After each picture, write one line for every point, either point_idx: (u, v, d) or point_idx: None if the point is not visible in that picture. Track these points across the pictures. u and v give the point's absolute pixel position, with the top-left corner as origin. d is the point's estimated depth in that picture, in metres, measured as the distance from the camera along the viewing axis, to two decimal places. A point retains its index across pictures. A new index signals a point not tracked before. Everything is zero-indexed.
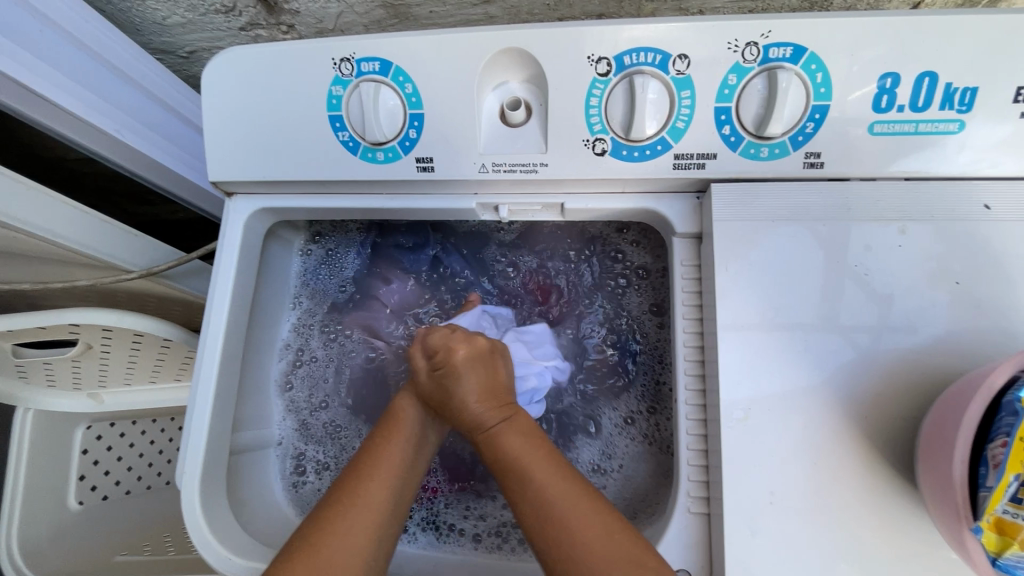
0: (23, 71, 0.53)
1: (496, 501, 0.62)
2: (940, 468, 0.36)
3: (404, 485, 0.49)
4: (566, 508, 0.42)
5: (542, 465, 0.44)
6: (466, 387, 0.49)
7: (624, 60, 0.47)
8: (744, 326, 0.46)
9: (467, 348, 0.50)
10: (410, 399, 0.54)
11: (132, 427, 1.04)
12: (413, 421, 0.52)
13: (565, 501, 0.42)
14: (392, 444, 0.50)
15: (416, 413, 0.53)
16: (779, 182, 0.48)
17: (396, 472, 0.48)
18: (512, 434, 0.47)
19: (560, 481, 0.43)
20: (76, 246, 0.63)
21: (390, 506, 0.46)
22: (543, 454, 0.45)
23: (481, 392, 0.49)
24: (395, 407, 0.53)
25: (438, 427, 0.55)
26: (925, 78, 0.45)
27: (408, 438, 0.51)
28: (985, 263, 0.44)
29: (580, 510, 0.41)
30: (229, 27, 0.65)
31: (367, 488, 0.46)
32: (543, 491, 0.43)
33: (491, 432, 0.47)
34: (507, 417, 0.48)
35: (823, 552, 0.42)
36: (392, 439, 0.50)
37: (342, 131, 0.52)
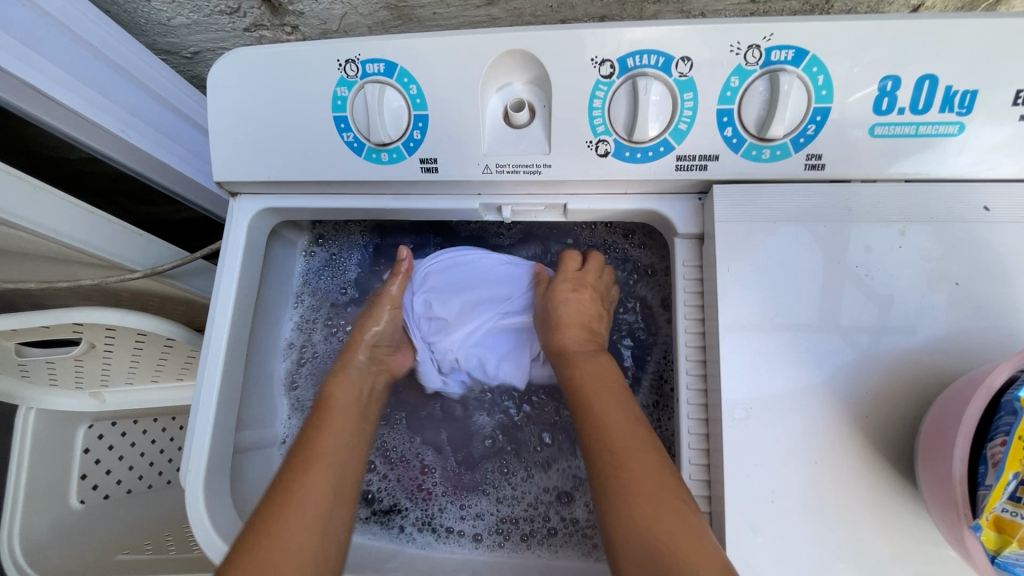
0: (27, 70, 0.54)
1: (489, 496, 0.61)
2: (941, 467, 0.37)
3: (343, 474, 0.52)
4: (625, 437, 0.48)
5: (611, 402, 0.51)
6: (571, 320, 0.58)
7: (628, 62, 0.48)
8: (745, 327, 0.46)
9: (584, 290, 0.60)
10: (339, 387, 0.58)
11: (134, 426, 1.02)
12: (343, 409, 0.57)
13: (631, 440, 0.48)
14: (326, 435, 0.54)
15: (345, 402, 0.58)
16: (780, 184, 0.48)
17: (334, 455, 0.53)
18: (591, 365, 0.55)
19: (632, 432, 0.49)
20: (81, 246, 0.63)
21: (332, 492, 0.50)
22: (615, 391, 0.52)
23: (582, 326, 0.58)
24: (324, 397, 0.58)
25: (371, 414, 0.60)
26: (926, 81, 0.46)
27: (341, 428, 0.55)
28: (985, 265, 0.45)
29: (639, 439, 0.48)
30: (233, 28, 0.65)
31: (306, 478, 0.50)
32: (609, 419, 0.50)
33: (576, 366, 0.55)
34: (591, 354, 0.56)
35: (823, 550, 0.43)
36: (325, 429, 0.54)
37: (347, 132, 0.52)
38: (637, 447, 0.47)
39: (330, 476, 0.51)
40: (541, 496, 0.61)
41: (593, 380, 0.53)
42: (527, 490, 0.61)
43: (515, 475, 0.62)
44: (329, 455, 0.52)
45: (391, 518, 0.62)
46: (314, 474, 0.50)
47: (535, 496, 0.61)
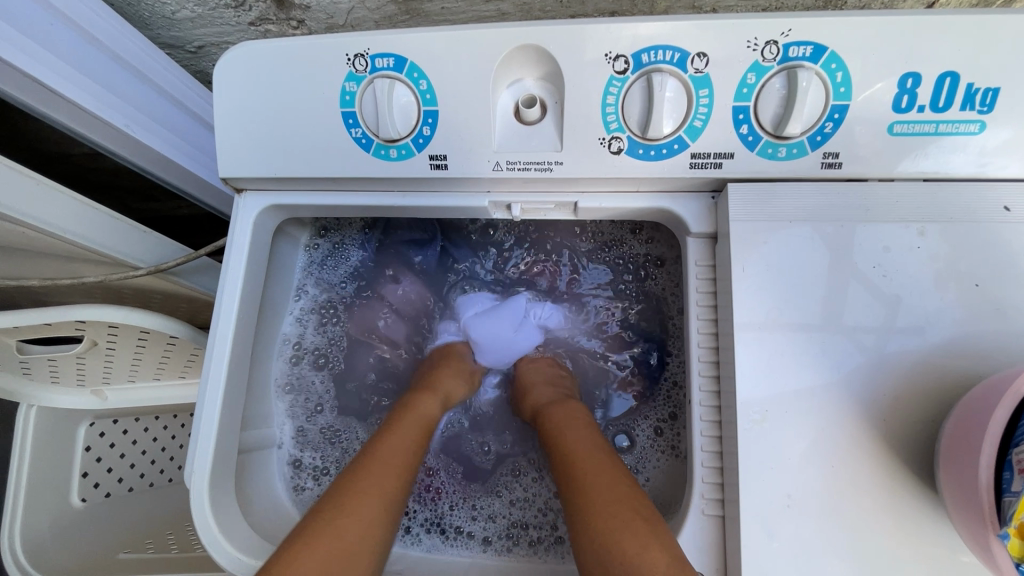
0: (32, 64, 0.53)
1: (502, 499, 0.62)
2: (963, 472, 0.36)
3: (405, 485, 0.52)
4: (589, 458, 0.51)
5: (578, 434, 0.55)
6: (542, 385, 0.64)
7: (642, 58, 0.47)
8: (760, 328, 0.45)
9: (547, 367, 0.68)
10: (424, 402, 0.60)
11: (136, 424, 1.00)
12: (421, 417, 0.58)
13: (590, 456, 0.51)
14: (401, 436, 0.55)
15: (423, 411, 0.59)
16: (796, 183, 0.48)
17: (406, 457, 0.54)
18: (560, 408, 0.59)
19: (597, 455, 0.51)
20: (85, 242, 0.63)
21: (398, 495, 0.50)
22: (586, 429, 0.56)
23: (550, 386, 0.64)
24: (407, 406, 0.59)
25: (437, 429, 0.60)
26: (946, 79, 0.45)
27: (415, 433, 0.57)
28: (1004, 266, 0.44)
29: (601, 462, 0.50)
30: (238, 22, 0.64)
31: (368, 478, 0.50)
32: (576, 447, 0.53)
33: (547, 412, 0.59)
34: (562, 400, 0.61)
35: (839, 556, 0.42)
36: (398, 430, 0.56)
37: (355, 128, 0.51)
38: (603, 467, 0.50)
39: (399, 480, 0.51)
40: (553, 502, 0.61)
41: (562, 420, 0.57)
42: (536, 494, 0.62)
43: (524, 479, 0.63)
44: (403, 457, 0.53)
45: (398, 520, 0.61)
46: (386, 473, 0.51)
47: (543, 502, 0.61)
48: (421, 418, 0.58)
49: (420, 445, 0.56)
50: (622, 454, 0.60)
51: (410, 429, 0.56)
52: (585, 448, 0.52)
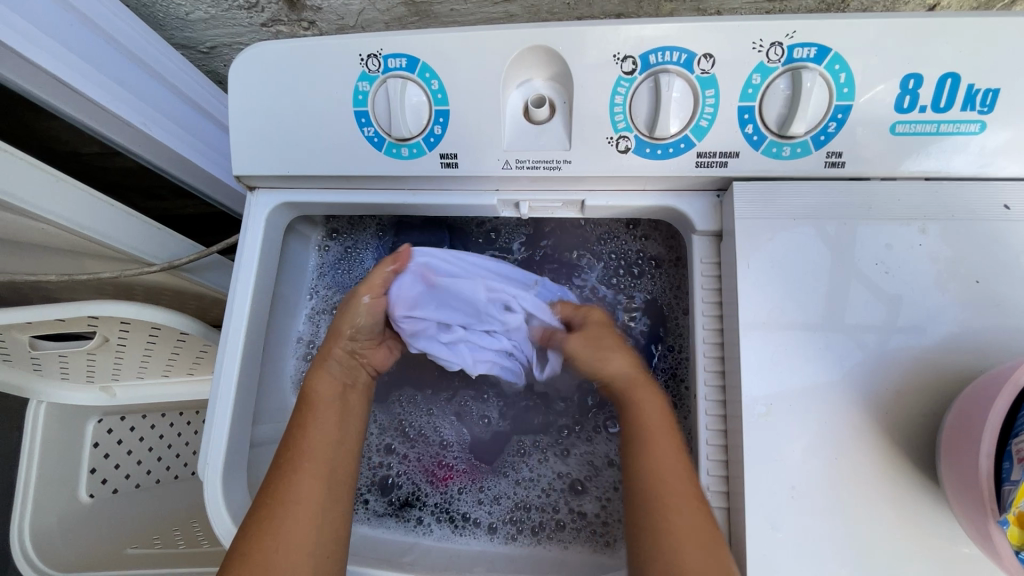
0: (51, 61, 0.54)
1: (508, 479, 0.62)
2: (963, 461, 0.37)
3: (332, 470, 0.53)
4: (670, 472, 0.48)
5: (659, 439, 0.50)
6: (608, 359, 0.56)
7: (649, 59, 0.48)
8: (765, 324, 0.46)
9: (595, 329, 0.59)
10: (320, 381, 0.57)
11: (143, 421, 1.01)
12: (329, 403, 0.56)
13: (668, 470, 0.48)
14: (312, 433, 0.54)
15: (329, 395, 0.57)
16: (800, 182, 0.49)
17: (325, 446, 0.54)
18: (643, 395, 0.54)
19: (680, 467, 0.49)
20: (100, 238, 0.64)
21: (319, 492, 0.51)
22: (664, 425, 0.51)
23: (617, 361, 0.56)
24: (307, 392, 0.57)
25: (357, 402, 0.59)
26: (947, 80, 0.46)
27: (324, 421, 0.55)
28: (1003, 263, 0.45)
29: (678, 475, 0.48)
30: (251, 23, 0.65)
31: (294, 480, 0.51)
32: (655, 457, 0.49)
33: (636, 405, 0.53)
34: (640, 384, 0.54)
35: (843, 547, 0.43)
36: (310, 425, 0.55)
37: (368, 127, 0.52)
38: (680, 484, 0.48)
39: (314, 479, 0.52)
40: (555, 482, 0.61)
41: (641, 418, 0.52)
42: (541, 474, 0.62)
43: (529, 459, 0.63)
44: (314, 456, 0.53)
45: (408, 511, 0.62)
46: (301, 478, 0.51)
47: (551, 483, 0.61)
48: (327, 406, 0.56)
49: (334, 427, 0.56)
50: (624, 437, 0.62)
51: (320, 420, 0.55)
52: (664, 456, 0.49)
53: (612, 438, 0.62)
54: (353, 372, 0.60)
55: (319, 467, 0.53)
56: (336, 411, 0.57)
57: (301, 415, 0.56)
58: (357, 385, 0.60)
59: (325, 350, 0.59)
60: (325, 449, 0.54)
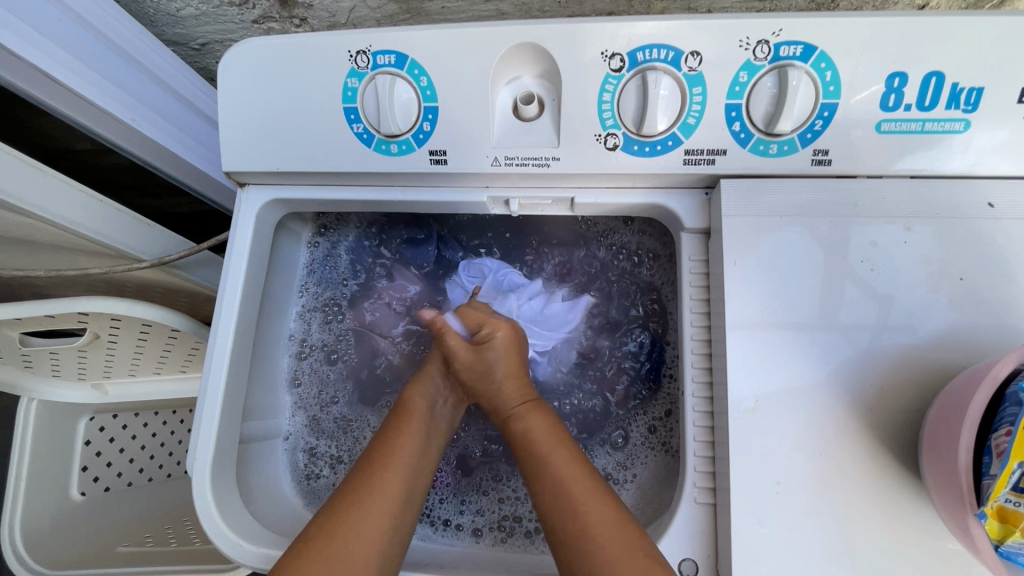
0: (39, 56, 0.54)
1: (490, 496, 0.62)
2: (946, 458, 0.37)
3: (414, 479, 0.53)
4: (582, 490, 0.48)
5: (565, 456, 0.51)
6: (497, 373, 0.57)
7: (637, 56, 0.48)
8: (751, 320, 0.47)
9: (507, 331, 0.58)
10: (417, 395, 0.58)
11: (135, 418, 1.01)
12: (423, 415, 0.57)
13: (584, 490, 0.48)
14: (406, 436, 0.54)
15: (422, 408, 0.57)
16: (787, 180, 0.49)
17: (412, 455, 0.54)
18: (534, 420, 0.54)
19: (586, 484, 0.49)
20: (89, 234, 0.64)
21: (403, 499, 0.51)
22: (564, 442, 0.53)
23: (509, 375, 0.57)
24: (403, 403, 0.57)
25: (443, 421, 0.59)
26: (932, 78, 0.46)
27: (417, 431, 0.55)
28: (987, 261, 0.45)
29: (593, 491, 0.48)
30: (242, 20, 0.65)
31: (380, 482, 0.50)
32: (565, 474, 0.49)
33: (524, 421, 0.54)
34: (534, 405, 0.56)
35: (827, 541, 0.43)
36: (405, 432, 0.55)
37: (357, 124, 0.52)
38: (593, 502, 0.48)
39: (401, 485, 0.51)
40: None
41: (539, 437, 0.53)
42: (528, 489, 0.62)
43: (519, 473, 0.63)
44: (405, 461, 0.53)
45: None
46: (390, 479, 0.51)
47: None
48: (422, 415, 0.57)
49: (425, 442, 0.55)
50: (613, 449, 0.61)
51: (413, 429, 0.55)
52: (569, 472, 0.50)
53: (611, 454, 0.61)
54: (447, 394, 0.60)
55: (407, 474, 0.52)
56: (427, 426, 0.57)
57: (397, 421, 0.56)
58: (449, 404, 0.60)
59: (427, 371, 0.60)
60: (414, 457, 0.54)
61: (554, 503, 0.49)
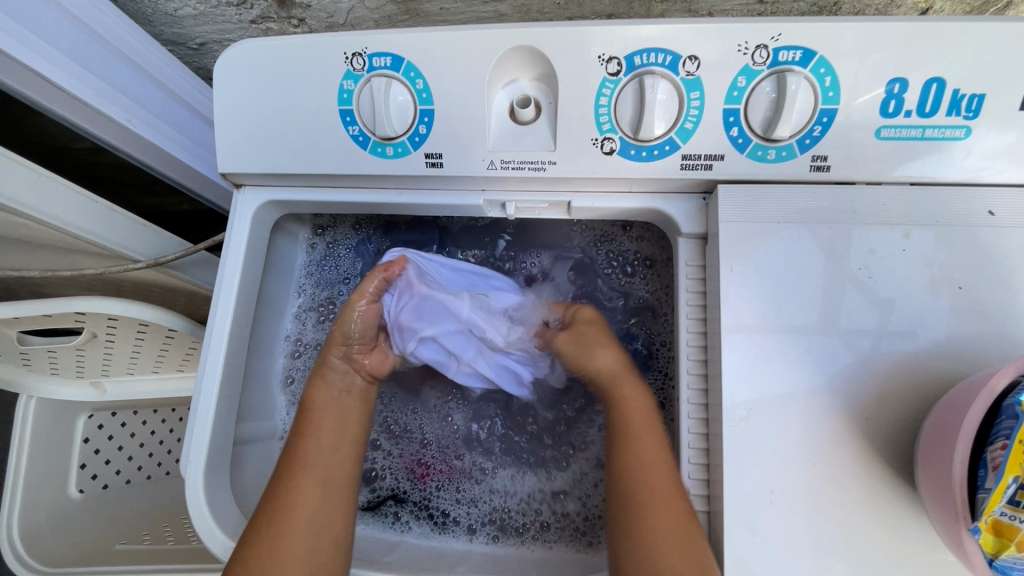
0: (33, 57, 0.54)
1: (483, 484, 0.62)
2: (939, 466, 0.37)
3: (330, 472, 0.55)
4: (658, 473, 0.49)
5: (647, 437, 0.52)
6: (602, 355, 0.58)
7: (634, 60, 0.48)
8: (747, 326, 0.46)
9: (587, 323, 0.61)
10: (319, 391, 0.59)
11: (133, 416, 1.02)
12: (325, 411, 0.58)
13: (655, 474, 0.49)
14: (308, 438, 0.56)
15: (325, 403, 0.59)
16: (785, 186, 0.48)
17: (318, 460, 0.55)
18: (627, 392, 0.55)
19: (658, 458, 0.50)
20: (82, 234, 0.63)
21: (316, 503, 0.53)
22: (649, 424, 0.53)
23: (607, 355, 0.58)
24: (306, 402, 0.59)
25: (356, 407, 0.61)
26: (933, 84, 0.45)
27: (320, 433, 0.57)
28: (988, 269, 0.45)
29: (663, 470, 0.50)
30: (240, 20, 0.65)
31: (291, 490, 0.53)
32: (640, 455, 0.51)
33: (617, 399, 0.55)
34: (628, 386, 0.56)
35: (820, 548, 0.43)
36: (307, 436, 0.56)
37: (352, 126, 0.52)
38: (663, 482, 0.49)
39: (311, 489, 0.53)
40: (536, 486, 0.61)
41: (630, 414, 0.54)
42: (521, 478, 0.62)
43: (507, 473, 0.62)
44: (312, 462, 0.55)
45: (386, 505, 0.62)
46: (300, 486, 0.53)
47: (530, 499, 0.61)
48: (324, 414, 0.58)
49: (327, 436, 0.57)
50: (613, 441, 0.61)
51: (317, 431, 0.57)
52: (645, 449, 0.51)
53: None
54: (350, 382, 0.61)
55: (316, 477, 0.54)
56: (335, 418, 0.58)
57: (300, 424, 0.58)
58: (353, 391, 0.61)
59: (324, 360, 0.60)
60: (326, 452, 0.56)
61: (630, 480, 0.50)
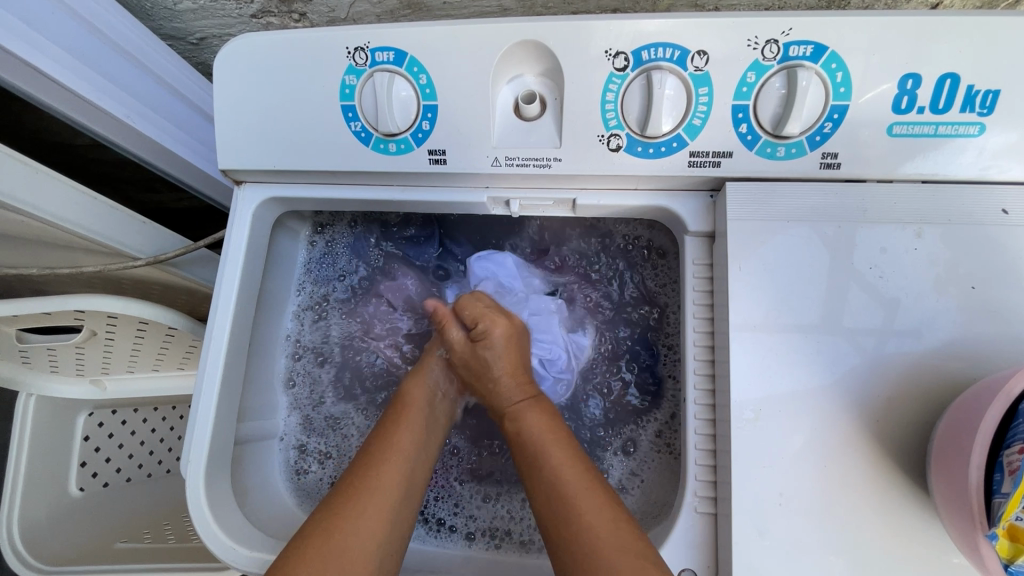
0: (30, 51, 0.53)
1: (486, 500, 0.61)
2: (955, 471, 0.36)
3: (416, 468, 0.53)
4: (579, 488, 0.47)
5: (558, 448, 0.51)
6: (496, 366, 0.59)
7: (642, 55, 0.47)
8: (756, 325, 0.45)
9: (504, 327, 0.59)
10: (416, 387, 0.59)
11: (134, 414, 1.01)
12: (419, 408, 0.58)
13: (576, 485, 0.48)
14: (402, 430, 0.55)
15: (421, 401, 0.59)
16: (794, 184, 0.48)
17: (410, 453, 0.53)
18: (533, 413, 0.55)
19: (579, 473, 0.49)
20: (82, 231, 0.63)
21: (401, 493, 0.50)
22: (560, 439, 0.52)
23: (508, 371, 0.59)
24: (402, 395, 0.59)
25: (441, 413, 0.60)
26: (946, 80, 0.45)
27: (414, 425, 0.56)
28: (1001, 269, 0.44)
29: (591, 490, 0.47)
30: (240, 14, 0.64)
31: (380, 475, 0.50)
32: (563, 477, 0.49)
33: (522, 420, 0.55)
34: (533, 403, 0.57)
35: (829, 552, 0.42)
36: (402, 424, 0.55)
37: (354, 122, 0.51)
38: (585, 492, 0.47)
39: (401, 476, 0.51)
40: None
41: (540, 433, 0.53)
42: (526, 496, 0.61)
43: (512, 496, 0.61)
44: (404, 451, 0.53)
45: None
46: (389, 470, 0.51)
47: (533, 518, 0.60)
48: (419, 411, 0.57)
49: (422, 434, 0.56)
50: (623, 455, 0.60)
51: (410, 422, 0.56)
52: (559, 462, 0.50)
53: (626, 461, 0.60)
54: (444, 388, 0.62)
55: (405, 468, 0.52)
56: (426, 418, 0.58)
57: (395, 415, 0.56)
58: (446, 399, 0.62)
59: (427, 363, 0.62)
60: (416, 448, 0.54)
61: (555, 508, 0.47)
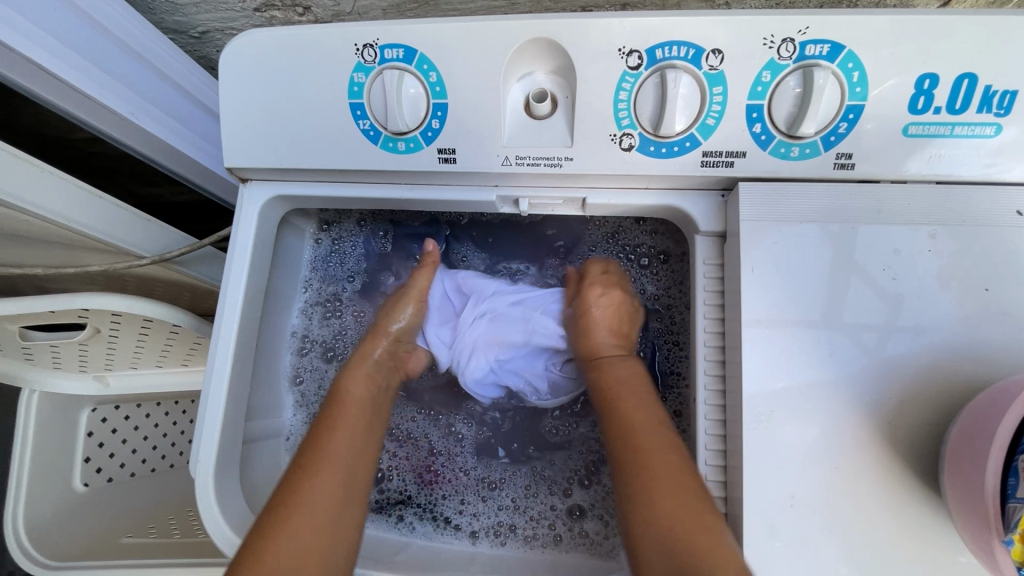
0: (29, 45, 0.51)
1: (490, 501, 0.61)
2: (969, 474, 0.36)
3: (354, 470, 0.52)
4: (652, 432, 0.49)
5: (639, 402, 0.52)
6: (598, 315, 0.58)
7: (656, 53, 0.46)
8: (770, 326, 0.45)
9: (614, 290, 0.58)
10: (353, 380, 0.57)
11: (138, 409, 1.01)
12: (357, 407, 0.56)
13: (649, 426, 0.50)
14: (335, 437, 0.53)
15: (357, 396, 0.57)
16: (807, 184, 0.47)
17: (344, 459, 0.52)
18: (618, 365, 0.55)
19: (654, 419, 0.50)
20: (87, 230, 0.62)
21: (340, 496, 0.50)
22: (643, 388, 0.53)
23: (607, 324, 0.57)
24: (338, 391, 0.57)
25: (383, 404, 0.59)
26: (964, 80, 0.44)
27: (348, 425, 0.54)
28: (1014, 271, 0.44)
29: (668, 453, 0.47)
30: (244, 8, 0.63)
31: (309, 487, 0.49)
32: (636, 424, 0.50)
33: (604, 369, 0.56)
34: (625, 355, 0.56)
35: (838, 551, 0.42)
36: (337, 428, 0.54)
37: (363, 120, 0.51)
38: (663, 445, 0.48)
39: (335, 484, 0.50)
40: (549, 511, 0.60)
41: (619, 379, 0.54)
42: (530, 499, 0.61)
43: (514, 483, 0.62)
44: (338, 459, 0.52)
45: (394, 507, 0.62)
46: (320, 482, 0.50)
47: (535, 508, 0.60)
48: (353, 409, 0.56)
49: (360, 434, 0.55)
50: None
51: (346, 426, 0.54)
52: (646, 415, 0.50)
53: None
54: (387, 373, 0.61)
55: (339, 474, 0.51)
56: (365, 415, 0.56)
57: (329, 415, 0.55)
58: (388, 386, 0.60)
59: (365, 350, 0.59)
60: (353, 451, 0.53)
61: (623, 432, 0.50)
